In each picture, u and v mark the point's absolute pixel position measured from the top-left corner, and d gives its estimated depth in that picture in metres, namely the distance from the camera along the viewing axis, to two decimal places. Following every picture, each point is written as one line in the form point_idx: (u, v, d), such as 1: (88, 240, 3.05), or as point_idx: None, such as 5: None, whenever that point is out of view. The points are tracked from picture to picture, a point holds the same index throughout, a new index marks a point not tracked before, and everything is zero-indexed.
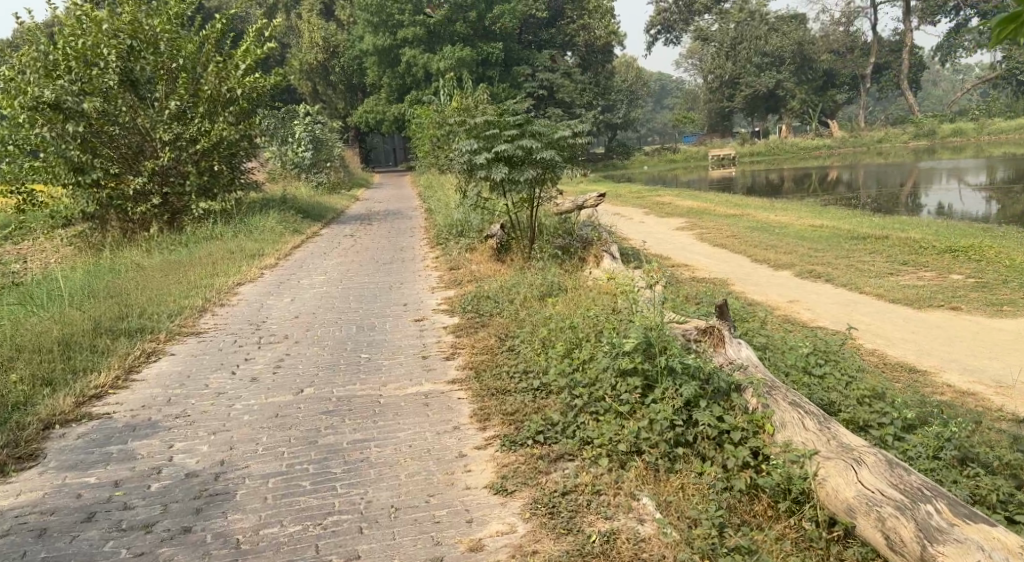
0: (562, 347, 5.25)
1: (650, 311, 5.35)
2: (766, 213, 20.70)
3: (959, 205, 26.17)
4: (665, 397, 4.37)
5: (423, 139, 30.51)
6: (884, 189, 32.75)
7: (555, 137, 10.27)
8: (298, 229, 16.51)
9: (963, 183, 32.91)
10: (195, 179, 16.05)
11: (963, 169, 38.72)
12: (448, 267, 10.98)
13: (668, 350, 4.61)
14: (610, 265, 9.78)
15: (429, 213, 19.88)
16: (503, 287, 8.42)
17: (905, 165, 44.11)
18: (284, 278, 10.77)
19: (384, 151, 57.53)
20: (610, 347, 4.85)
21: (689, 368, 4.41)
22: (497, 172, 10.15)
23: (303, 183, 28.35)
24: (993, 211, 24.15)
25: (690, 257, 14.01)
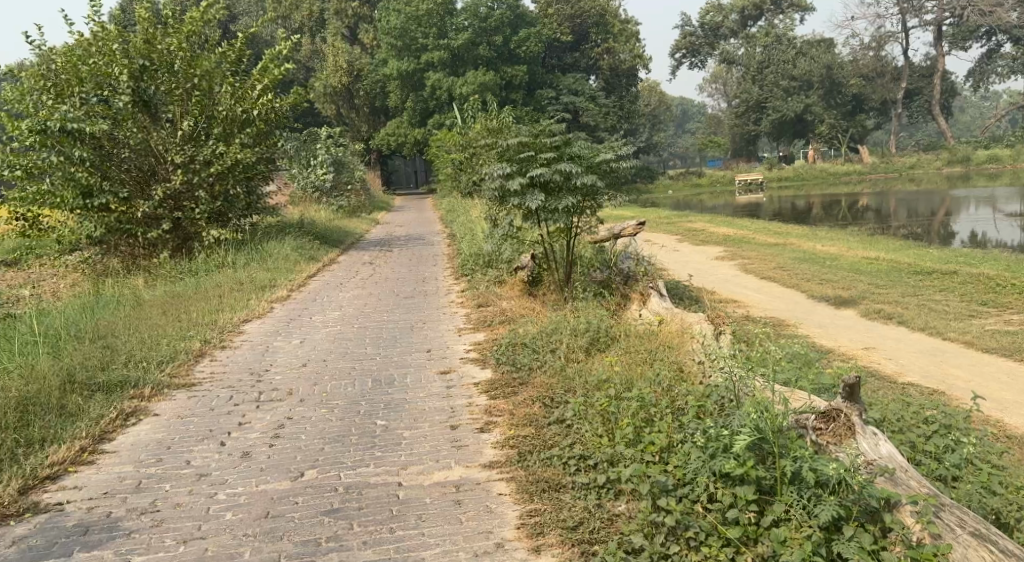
0: (630, 429, 4.19)
1: (739, 387, 4.30)
2: (810, 242, 19.61)
3: (996, 234, 25.05)
4: (794, 525, 3.40)
5: (447, 162, 29.67)
6: (919, 216, 31.55)
7: (597, 161, 9.23)
8: (314, 257, 15.55)
9: (999, 211, 31.72)
10: (207, 203, 15.14)
11: (1000, 197, 37.46)
12: (475, 303, 9.88)
13: (791, 451, 3.64)
14: (659, 305, 8.67)
15: (453, 241, 18.92)
16: (541, 332, 7.31)
17: (939, 192, 42.88)
18: (294, 314, 9.76)
19: (404, 174, 56.96)
20: (704, 440, 3.82)
21: (827, 481, 3.46)
22: (532, 201, 9.06)
23: (323, 206, 27.55)
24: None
25: (738, 292, 12.89)
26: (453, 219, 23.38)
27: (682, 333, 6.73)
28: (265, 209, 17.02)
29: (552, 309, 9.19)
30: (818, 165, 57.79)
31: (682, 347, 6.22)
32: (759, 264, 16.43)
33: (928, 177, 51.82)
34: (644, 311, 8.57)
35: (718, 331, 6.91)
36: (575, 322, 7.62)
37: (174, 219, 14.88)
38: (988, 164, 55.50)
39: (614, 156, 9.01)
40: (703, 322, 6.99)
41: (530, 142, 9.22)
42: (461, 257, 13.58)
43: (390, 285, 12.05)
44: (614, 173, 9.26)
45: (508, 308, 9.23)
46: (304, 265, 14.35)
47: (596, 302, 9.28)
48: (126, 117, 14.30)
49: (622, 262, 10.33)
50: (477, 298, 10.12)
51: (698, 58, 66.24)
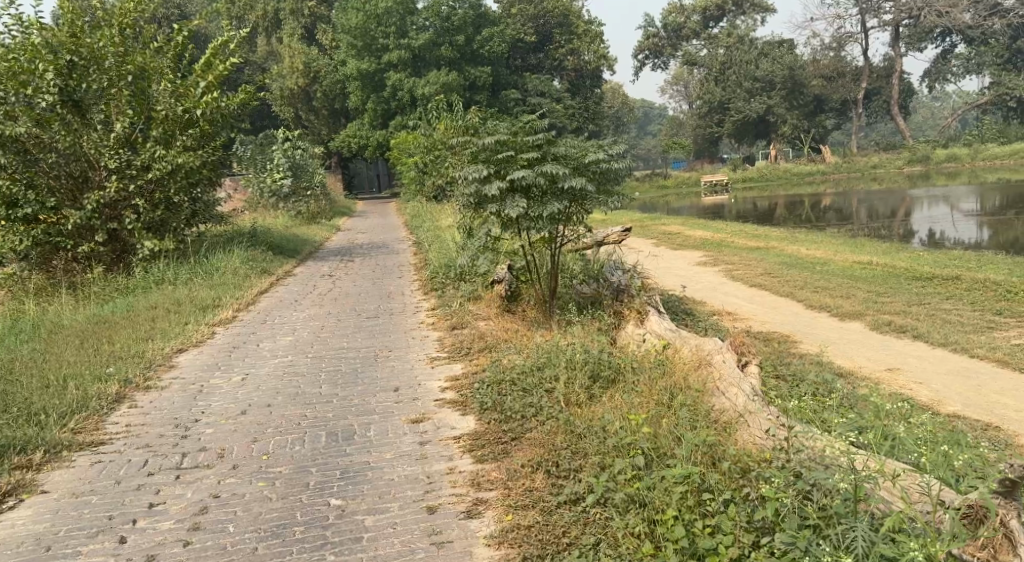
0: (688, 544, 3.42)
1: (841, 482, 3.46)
2: (792, 245, 18.76)
3: (959, 231, 24.57)
4: None
5: (410, 167, 28.41)
6: (889, 215, 31.00)
7: (586, 162, 8.14)
8: (267, 269, 14.26)
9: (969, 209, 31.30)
10: (145, 212, 13.77)
11: (962, 195, 37.17)
12: (447, 323, 8.66)
13: None
14: (662, 328, 7.51)
15: (420, 249, 17.68)
16: (531, 363, 6.16)
17: (901, 191, 42.63)
18: (239, 340, 8.49)
19: (365, 176, 55.39)
20: None
21: None
22: (513, 208, 7.92)
23: (279, 212, 26.12)
24: (986, 237, 22.49)
25: (731, 302, 11.88)
26: (418, 225, 22.16)
27: (701, 366, 5.63)
28: (213, 217, 15.64)
29: (537, 332, 8.01)
30: (782, 165, 57.55)
31: (709, 390, 5.12)
32: (746, 269, 15.46)
33: (891, 176, 51.77)
34: (646, 334, 7.39)
35: (742, 363, 5.81)
36: (572, 350, 6.46)
37: (109, 230, 13.47)
38: (949, 163, 55.60)
39: (608, 156, 7.93)
40: (723, 349, 5.87)
41: (510, 140, 8.08)
42: (429, 268, 12.39)
43: (350, 302, 10.84)
44: (606, 175, 8.16)
45: (486, 330, 8.04)
46: (254, 280, 13.03)
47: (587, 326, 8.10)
48: (51, 119, 12.93)
49: (611, 274, 9.16)
50: (450, 318, 8.89)
51: (662, 59, 65.85)
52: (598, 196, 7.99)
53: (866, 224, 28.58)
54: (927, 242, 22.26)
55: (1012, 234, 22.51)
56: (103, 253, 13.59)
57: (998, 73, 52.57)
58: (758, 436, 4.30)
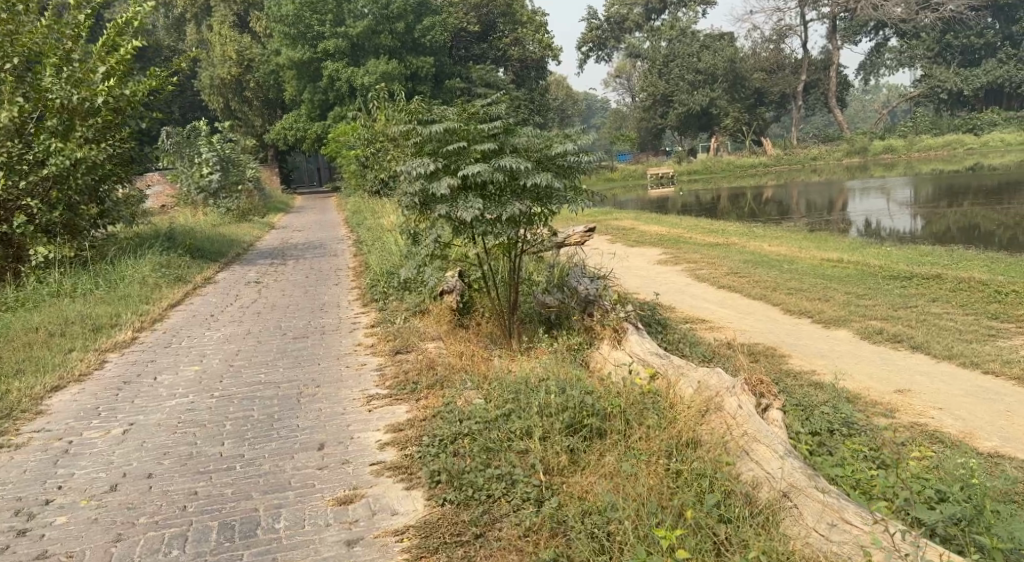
0: None
1: None
2: (753, 240, 17.90)
3: (889, 221, 24.29)
4: None
5: (350, 160, 26.86)
6: (833, 207, 30.62)
7: (552, 155, 6.90)
8: (183, 278, 12.77)
9: (906, 199, 31.16)
10: (40, 214, 12.41)
11: (895, 186, 37.31)
12: (388, 343, 7.39)
13: None
14: (646, 348, 6.34)
15: (359, 249, 16.26)
16: (493, 408, 4.89)
17: (842, 182, 42.52)
18: (133, 374, 7.04)
19: (305, 170, 53.48)
20: None
21: None
22: (467, 209, 6.64)
23: (207, 209, 24.35)
24: (918, 227, 22.17)
25: (702, 306, 10.81)
26: (359, 223, 20.68)
27: (712, 414, 4.42)
28: (124, 218, 14.11)
29: (496, 359, 6.82)
30: (726, 157, 57.36)
31: (733, 458, 3.99)
32: (710, 267, 14.45)
33: (831, 168, 51.94)
34: (630, 359, 6.24)
35: (762, 408, 4.58)
36: (543, 386, 5.20)
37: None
38: (887, 154, 56.04)
39: (578, 147, 6.71)
40: (737, 387, 4.67)
41: (462, 127, 6.78)
42: (368, 276, 11.03)
43: (275, 316, 9.48)
44: (576, 170, 6.94)
45: (435, 354, 6.79)
46: (166, 291, 11.52)
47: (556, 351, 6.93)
48: None
49: (576, 280, 7.95)
50: (392, 336, 7.63)
51: (606, 50, 65.18)
52: (568, 195, 6.78)
53: (807, 215, 28.17)
54: (866, 232, 21.80)
55: (944, 224, 22.20)
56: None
57: (930, 65, 53.12)
58: (815, 535, 3.43)
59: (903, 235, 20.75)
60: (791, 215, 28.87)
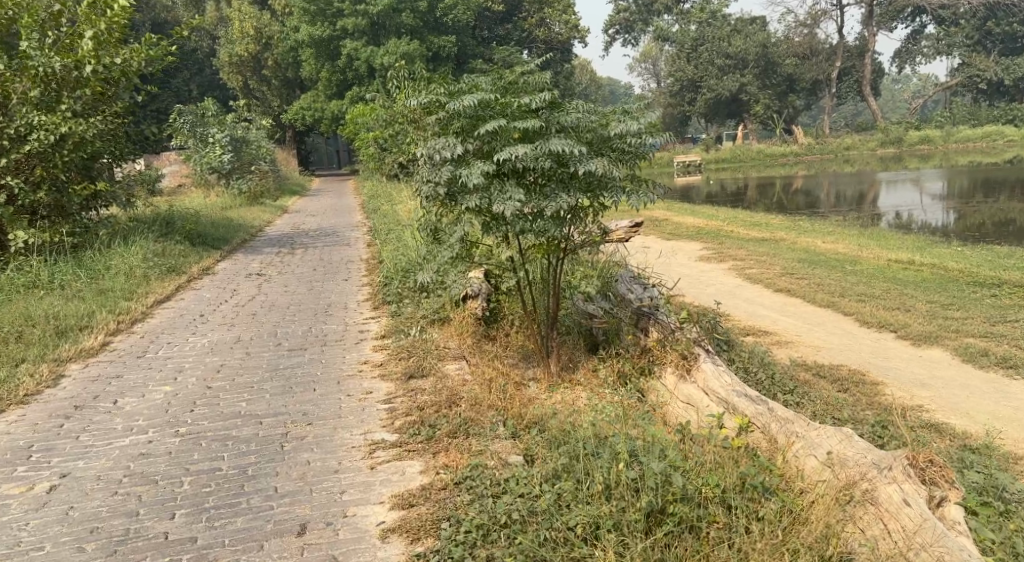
0: None
1: None
2: (804, 234, 16.43)
3: (923, 214, 22.78)
4: None
5: (368, 142, 25.57)
6: (869, 199, 28.94)
7: (608, 139, 5.54)
8: (175, 271, 11.73)
9: (946, 191, 29.42)
10: (23, 192, 11.24)
11: (930, 178, 35.51)
12: (399, 360, 6.16)
13: None
14: (721, 381, 4.98)
15: (375, 239, 15.01)
16: (537, 476, 3.62)
17: (873, 173, 40.69)
18: (90, 396, 5.83)
19: (325, 152, 52.53)
20: None
21: None
22: (504, 202, 5.31)
23: (219, 191, 23.27)
24: (957, 220, 20.67)
25: (760, 313, 9.45)
26: (375, 209, 19.45)
27: (858, 508, 3.53)
28: (118, 199, 12.97)
29: (533, 391, 5.54)
30: (756, 145, 55.54)
31: None
32: (758, 264, 13.05)
33: (864, 158, 49.97)
34: (707, 401, 4.90)
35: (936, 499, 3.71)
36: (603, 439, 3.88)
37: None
38: (923, 145, 53.84)
39: (645, 128, 5.35)
40: (892, 468, 3.71)
41: (497, 101, 5.46)
42: (381, 272, 9.77)
43: (271, 319, 8.25)
44: (639, 157, 5.57)
45: (457, 380, 5.52)
46: (155, 286, 10.46)
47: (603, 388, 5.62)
48: None
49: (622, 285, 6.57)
50: (407, 349, 6.41)
51: (633, 34, 63.40)
52: (630, 188, 5.44)
53: (838, 207, 26.65)
54: (903, 224, 20.31)
55: (986, 218, 20.63)
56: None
57: (971, 54, 50.59)
58: None
59: (938, 228, 19.33)
60: (829, 207, 27.26)
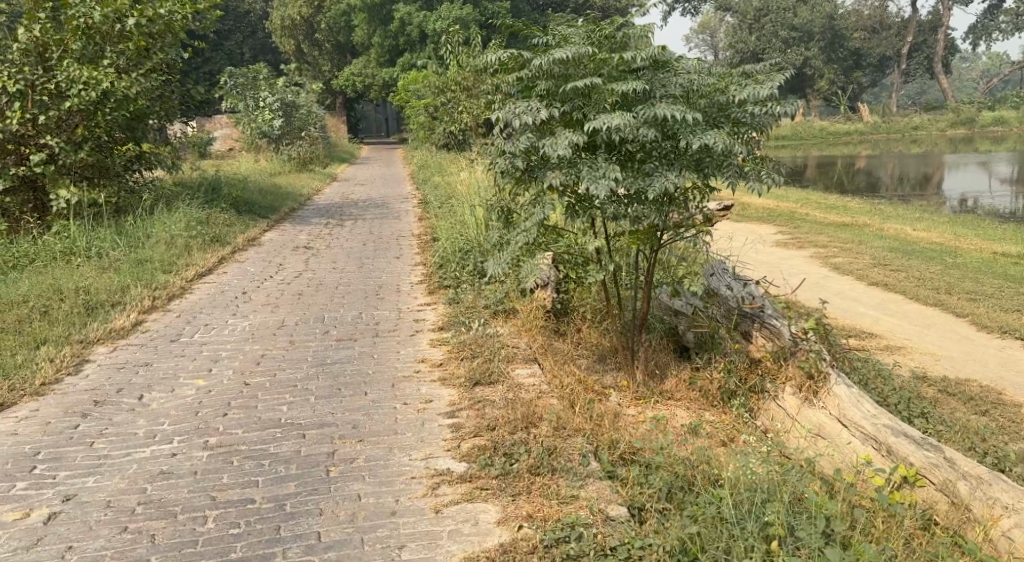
0: None
1: None
2: (888, 219, 15.20)
3: (1006, 199, 21.16)
4: None
5: (418, 110, 24.75)
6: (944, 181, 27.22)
7: (724, 107, 4.54)
8: (220, 241, 11.16)
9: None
10: (65, 152, 10.69)
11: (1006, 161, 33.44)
12: (461, 359, 5.35)
13: None
14: (863, 411, 4.17)
15: (426, 212, 14.25)
16: (658, 549, 2.94)
17: (943, 155, 38.58)
18: (113, 389, 5.15)
19: (374, 119, 52.08)
20: None
21: None
22: (597, 181, 4.31)
23: (268, 156, 22.78)
24: None
25: (856, 311, 8.44)
26: (428, 180, 18.70)
27: None
28: (162, 163, 12.46)
29: (622, 413, 4.66)
30: (817, 122, 53.39)
31: None
32: (842, 252, 11.94)
33: (933, 138, 47.58)
34: (848, 436, 4.10)
35: None
36: (748, 485, 3.28)
37: (15, 175, 10.52)
38: (997, 126, 51.08)
39: (773, 93, 4.34)
40: None
41: (591, 57, 4.52)
42: (435, 253, 8.98)
43: (318, 300, 7.53)
44: (759, 130, 4.55)
45: (531, 388, 4.69)
46: (197, 257, 9.86)
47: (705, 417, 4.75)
48: None
49: (714, 279, 5.52)
50: (470, 346, 5.60)
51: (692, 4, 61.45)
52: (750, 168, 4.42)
53: (911, 190, 25.07)
54: (990, 210, 18.82)
55: None
56: (7, 204, 10.66)
57: None
58: None
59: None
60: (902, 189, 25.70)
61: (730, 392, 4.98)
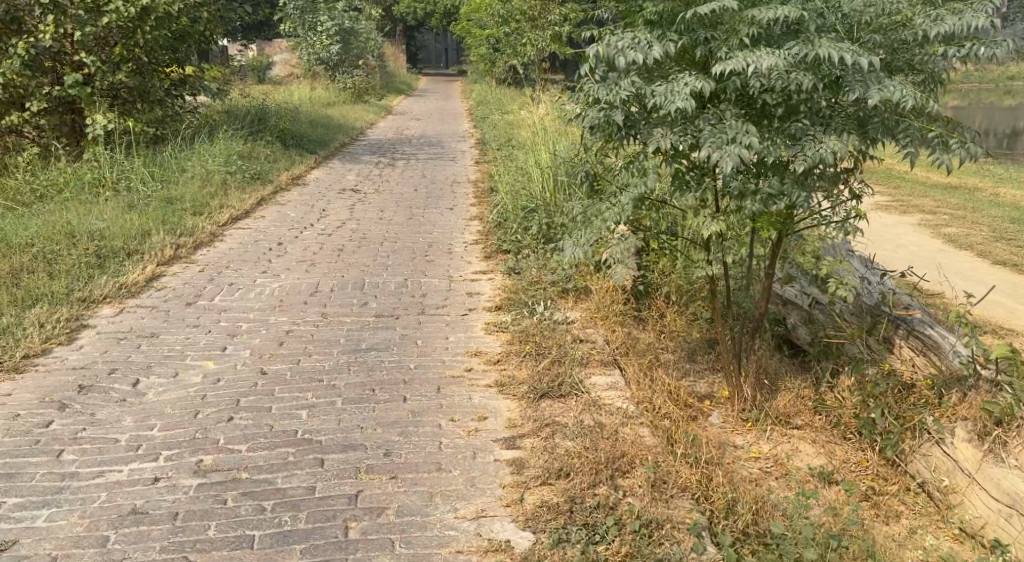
0: None
1: None
2: (999, 183, 13.59)
3: None
4: None
5: (480, 41, 23.43)
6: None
7: (903, 48, 3.30)
8: (261, 179, 10.29)
9: None
10: (103, 73, 9.82)
11: None
12: (523, 355, 4.36)
13: None
14: None
15: (486, 154, 13.19)
16: None
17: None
18: (105, 370, 4.29)
19: (435, 50, 50.67)
20: None
21: None
22: (733, 150, 3.12)
23: (324, 84, 21.82)
24: None
25: (986, 300, 7.15)
26: (488, 117, 17.57)
27: None
28: (206, 90, 11.56)
29: (734, 451, 3.62)
30: None
31: None
32: (954, 220, 10.52)
33: None
34: None
35: None
36: None
37: (48, 96, 9.71)
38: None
39: (991, 25, 3.07)
40: None
41: None
42: (496, 210, 7.93)
43: (359, 263, 6.62)
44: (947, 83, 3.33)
45: (613, 407, 3.68)
46: (233, 198, 8.98)
47: (843, 470, 3.67)
48: None
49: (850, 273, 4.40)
50: (535, 338, 4.60)
51: None
52: (939, 132, 3.21)
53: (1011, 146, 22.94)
54: None
55: None
56: (41, 126, 9.93)
57: None
58: None
59: None
60: (1001, 144, 23.53)
61: (874, 434, 3.78)
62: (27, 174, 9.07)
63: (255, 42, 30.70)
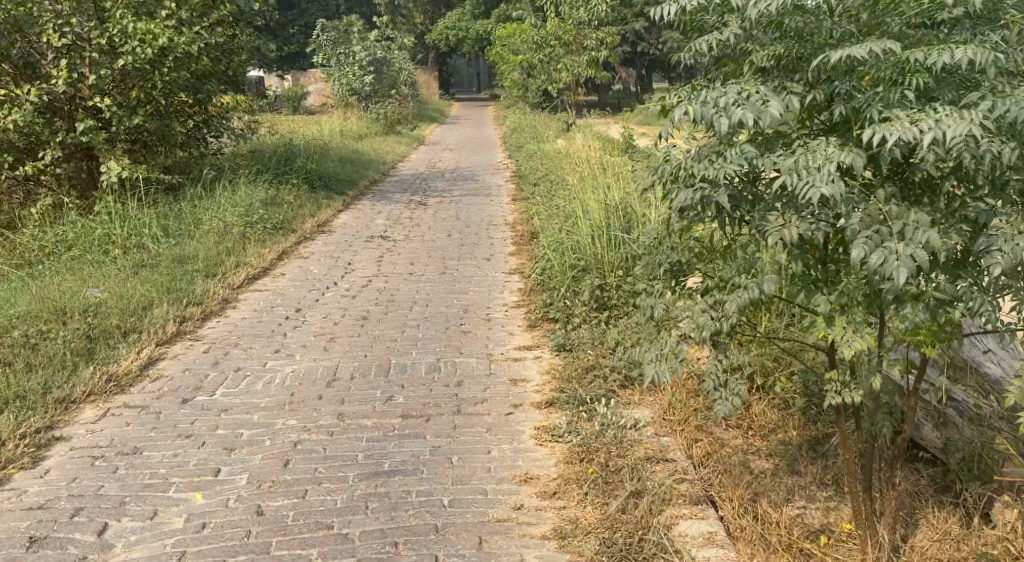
0: None
1: None
2: None
3: None
4: None
5: (513, 66, 22.76)
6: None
7: None
8: (283, 228, 9.53)
9: None
10: (120, 119, 9.01)
11: None
12: (588, 484, 3.46)
13: None
14: None
15: (523, 190, 12.38)
16: None
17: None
18: (68, 511, 3.46)
19: (466, 75, 50.50)
20: None
21: None
22: (895, 248, 2.21)
23: (356, 117, 21.30)
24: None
25: None
26: (524, 148, 16.81)
27: None
28: (228, 131, 10.82)
29: None
30: None
31: None
32: None
33: None
34: None
35: None
36: None
37: (63, 142, 8.97)
38: None
39: None
40: None
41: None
42: (537, 267, 7.04)
43: (385, 338, 5.76)
44: None
45: None
46: (252, 253, 8.20)
47: None
48: None
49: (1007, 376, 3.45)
50: (600, 457, 3.70)
51: None
52: None
53: None
54: None
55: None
56: (56, 174, 9.08)
57: None
58: None
59: None
60: None
61: None
62: (35, 228, 8.35)
63: (289, 73, 30.47)
